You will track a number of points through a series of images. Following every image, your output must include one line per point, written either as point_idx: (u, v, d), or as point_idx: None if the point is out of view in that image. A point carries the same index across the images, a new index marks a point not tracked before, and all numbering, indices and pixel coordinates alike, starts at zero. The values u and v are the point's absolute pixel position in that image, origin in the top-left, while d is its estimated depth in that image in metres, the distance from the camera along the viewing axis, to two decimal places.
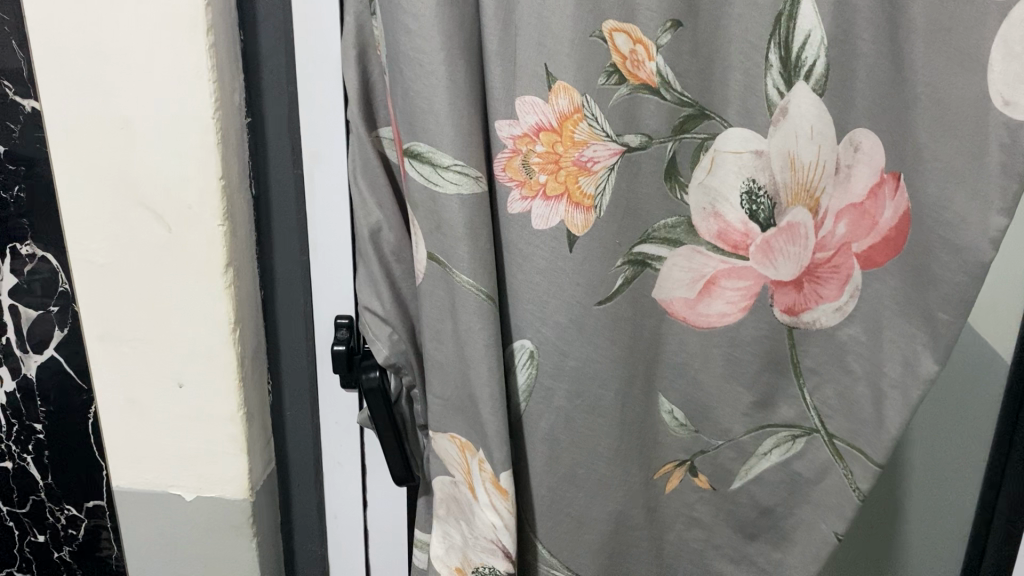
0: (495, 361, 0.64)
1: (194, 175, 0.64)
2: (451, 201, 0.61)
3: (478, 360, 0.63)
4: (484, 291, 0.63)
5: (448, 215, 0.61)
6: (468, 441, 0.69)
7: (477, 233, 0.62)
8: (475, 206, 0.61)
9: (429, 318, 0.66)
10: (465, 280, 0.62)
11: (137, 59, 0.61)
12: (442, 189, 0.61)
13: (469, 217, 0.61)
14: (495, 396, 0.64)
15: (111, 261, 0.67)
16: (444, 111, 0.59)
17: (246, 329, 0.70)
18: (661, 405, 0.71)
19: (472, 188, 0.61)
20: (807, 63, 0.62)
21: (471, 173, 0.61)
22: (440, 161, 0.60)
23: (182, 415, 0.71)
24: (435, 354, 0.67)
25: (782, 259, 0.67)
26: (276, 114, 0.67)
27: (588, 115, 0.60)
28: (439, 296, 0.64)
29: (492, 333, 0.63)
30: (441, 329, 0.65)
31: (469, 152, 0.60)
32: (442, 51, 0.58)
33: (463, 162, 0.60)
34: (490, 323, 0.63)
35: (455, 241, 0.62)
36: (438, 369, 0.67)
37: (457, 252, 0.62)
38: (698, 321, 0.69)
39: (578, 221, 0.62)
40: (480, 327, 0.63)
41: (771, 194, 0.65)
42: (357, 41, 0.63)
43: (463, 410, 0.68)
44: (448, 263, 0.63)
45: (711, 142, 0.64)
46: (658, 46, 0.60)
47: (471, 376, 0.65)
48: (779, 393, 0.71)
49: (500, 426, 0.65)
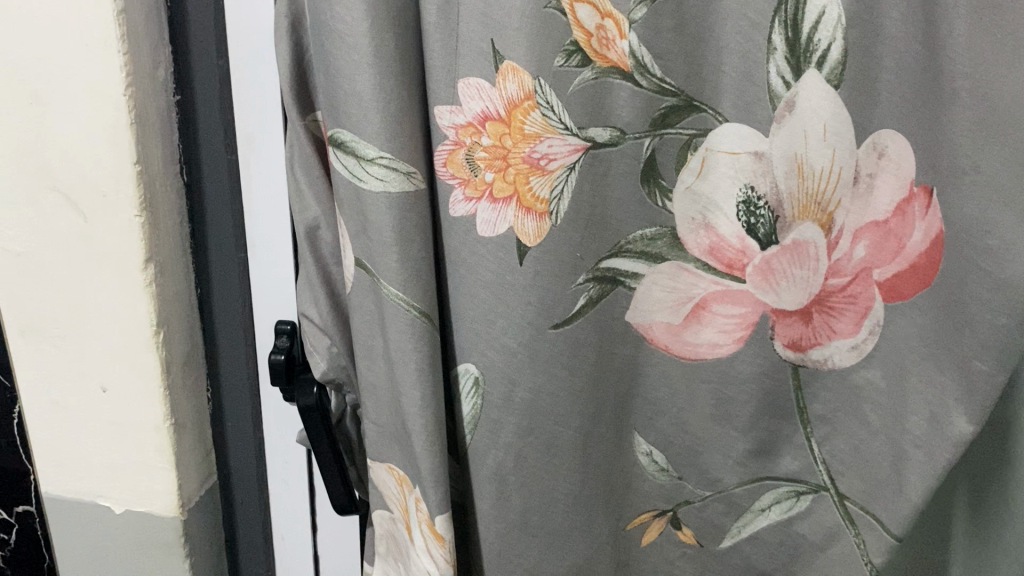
0: (430, 389, 0.53)
1: (106, 160, 0.56)
2: (378, 200, 0.50)
3: (408, 387, 0.53)
4: (415, 305, 0.52)
5: (374, 217, 0.51)
6: (405, 473, 0.57)
7: (409, 238, 0.51)
8: (406, 208, 0.51)
9: (360, 331, 0.55)
10: (394, 293, 0.52)
11: (41, 26, 0.53)
12: (366, 185, 0.50)
13: (398, 221, 0.51)
14: (430, 429, 0.53)
15: (28, 250, 0.60)
16: (366, 94, 0.49)
17: (173, 333, 0.63)
18: (637, 445, 0.60)
19: (402, 186, 0.50)
20: (820, 48, 0.50)
21: (402, 168, 0.50)
22: (364, 153, 0.50)
23: (109, 421, 0.65)
24: (368, 374, 0.56)
25: (785, 284, 0.55)
26: (206, 93, 0.59)
27: (541, 103, 0.50)
28: (369, 309, 0.54)
29: (428, 357, 0.53)
30: (373, 347, 0.55)
31: (401, 142, 0.50)
32: (366, 19, 0.47)
33: (392, 155, 0.50)
34: (426, 345, 0.53)
35: (382, 246, 0.51)
36: (373, 394, 0.56)
37: (385, 258, 0.51)
38: (684, 352, 0.57)
39: (530, 229, 0.52)
40: (412, 347, 0.52)
41: (772, 206, 0.53)
42: (289, 9, 0.53)
43: (400, 445, 0.57)
44: (376, 271, 0.52)
45: (703, 139, 0.53)
46: (631, 22, 0.50)
47: (403, 405, 0.54)
48: (780, 440, 0.60)
49: (436, 467, 0.54)
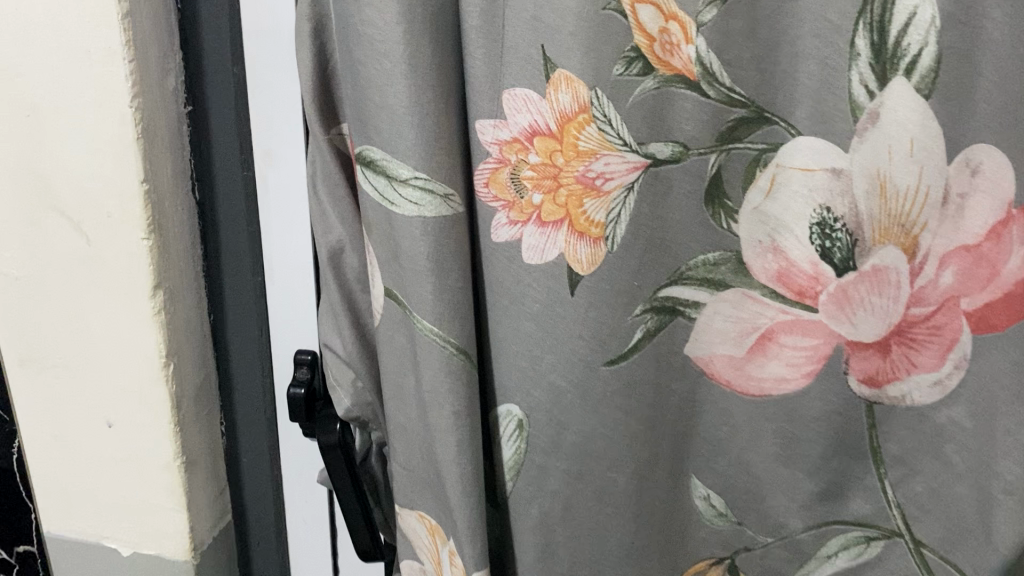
0: (467, 434, 0.48)
1: (111, 178, 0.51)
2: (411, 226, 0.45)
3: (442, 433, 0.48)
4: (452, 342, 0.47)
5: (407, 244, 0.46)
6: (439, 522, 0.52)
7: (446, 267, 0.46)
8: (442, 233, 0.45)
9: (389, 368, 0.50)
10: (427, 328, 0.47)
11: (40, 30, 0.48)
12: (398, 209, 0.45)
13: (434, 248, 0.45)
14: (466, 479, 0.48)
15: (27, 274, 0.55)
16: (400, 107, 0.43)
17: (184, 364, 0.58)
18: (693, 488, 0.56)
19: (438, 211, 0.45)
20: (910, 53, 0.45)
21: (437, 190, 0.45)
22: (396, 173, 0.45)
23: (114, 458, 0.60)
24: (397, 415, 0.51)
25: (862, 313, 0.50)
26: (220, 103, 0.54)
27: (597, 116, 0.45)
28: (400, 345, 0.49)
29: (465, 399, 0.48)
30: (403, 385, 0.50)
31: (438, 160, 0.44)
32: (400, 22, 0.42)
33: (427, 175, 0.44)
34: (463, 385, 0.47)
35: (415, 276, 0.46)
36: (403, 435, 0.51)
37: (418, 289, 0.46)
38: (747, 388, 0.52)
39: (583, 256, 0.47)
40: (448, 389, 0.47)
41: (850, 228, 0.48)
42: (311, 10, 0.47)
43: (433, 492, 0.51)
44: (408, 303, 0.47)
45: (774, 154, 0.48)
46: (698, 25, 0.44)
47: (436, 450, 0.49)
48: (850, 483, 0.54)
49: (473, 519, 0.49)
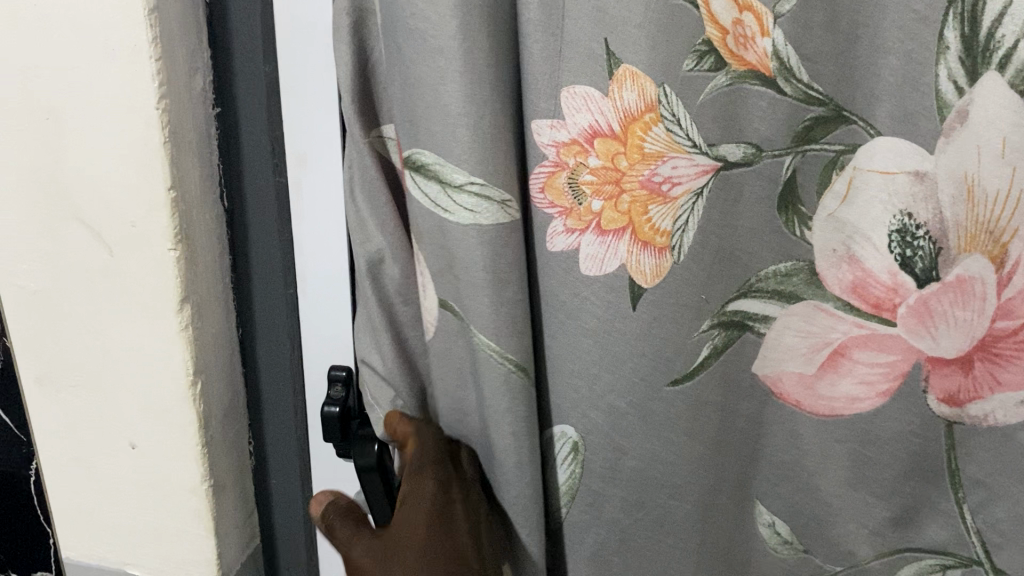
0: (526, 455, 0.46)
1: (136, 186, 0.47)
2: (466, 235, 0.42)
3: (503, 452, 0.46)
4: (511, 358, 0.44)
5: (461, 251, 0.43)
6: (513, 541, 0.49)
7: (503, 279, 0.43)
8: (498, 245, 0.42)
9: (445, 382, 0.49)
10: (484, 342, 0.44)
11: (57, 27, 0.44)
12: (452, 216, 0.42)
13: (491, 258, 0.42)
14: (523, 501, 0.47)
15: (45, 288, 0.51)
16: (455, 107, 0.40)
17: (212, 381, 0.54)
18: (757, 515, 0.52)
19: (496, 218, 0.42)
20: (1004, 45, 0.40)
21: (495, 196, 0.42)
22: (450, 178, 0.42)
23: (136, 482, 0.56)
24: (467, 419, 0.50)
25: (944, 328, 0.46)
26: (250, 104, 0.51)
27: (664, 116, 0.42)
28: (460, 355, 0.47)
29: (524, 420, 0.45)
30: (462, 399, 0.49)
31: (495, 167, 0.41)
32: (456, 16, 0.38)
33: (484, 180, 0.41)
34: (522, 402, 0.45)
35: (471, 288, 0.43)
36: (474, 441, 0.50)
37: (475, 301, 0.43)
38: (818, 408, 0.49)
39: (647, 268, 0.44)
40: (508, 408, 0.45)
41: (934, 236, 0.44)
42: (351, 5, 0.44)
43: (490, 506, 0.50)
44: (464, 314, 0.45)
45: (851, 156, 0.44)
46: (776, 16, 0.41)
47: (496, 466, 0.47)
48: (924, 510, 0.50)
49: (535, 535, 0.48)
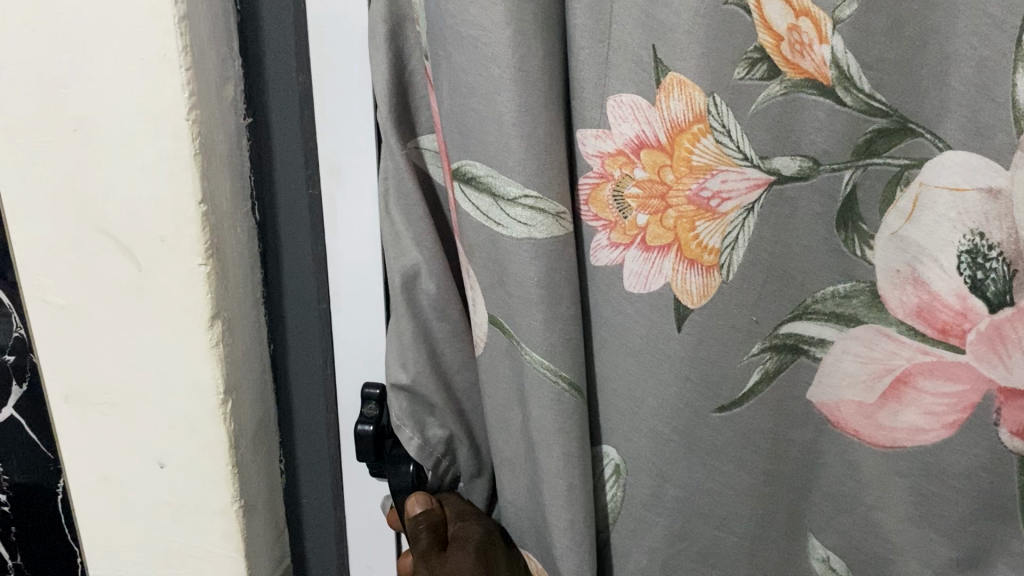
0: (579, 477, 0.43)
1: (166, 198, 0.46)
2: (519, 248, 0.40)
3: (551, 478, 0.43)
4: (563, 376, 0.42)
5: (515, 268, 0.40)
6: None
7: (558, 294, 0.41)
8: (555, 258, 0.40)
9: (492, 402, 0.46)
10: (537, 361, 0.42)
11: (85, 34, 0.43)
12: (506, 231, 0.40)
13: (547, 273, 0.40)
14: (575, 530, 0.44)
15: (73, 303, 0.50)
16: (509, 119, 0.38)
17: (242, 398, 0.53)
18: (810, 549, 0.50)
19: (550, 231, 0.40)
20: None
21: (550, 209, 0.39)
22: (503, 192, 0.39)
23: (165, 501, 0.55)
24: (506, 447, 0.47)
25: (1019, 355, 0.42)
26: (283, 114, 0.50)
27: (714, 127, 0.39)
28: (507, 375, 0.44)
29: (578, 441, 0.43)
30: (510, 418, 0.46)
31: (550, 175, 0.39)
32: (509, 23, 0.36)
33: (538, 193, 0.39)
34: (575, 424, 0.43)
35: (524, 304, 0.41)
36: (515, 468, 0.47)
37: (527, 318, 0.41)
38: (877, 439, 0.45)
39: (694, 287, 0.42)
40: (563, 424, 0.42)
41: (1008, 257, 0.40)
42: (388, 11, 0.42)
43: (536, 529, 0.48)
44: (515, 334, 0.42)
45: (917, 171, 0.40)
46: (835, 22, 0.38)
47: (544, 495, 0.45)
48: (993, 548, 0.46)
49: (581, 569, 0.45)
